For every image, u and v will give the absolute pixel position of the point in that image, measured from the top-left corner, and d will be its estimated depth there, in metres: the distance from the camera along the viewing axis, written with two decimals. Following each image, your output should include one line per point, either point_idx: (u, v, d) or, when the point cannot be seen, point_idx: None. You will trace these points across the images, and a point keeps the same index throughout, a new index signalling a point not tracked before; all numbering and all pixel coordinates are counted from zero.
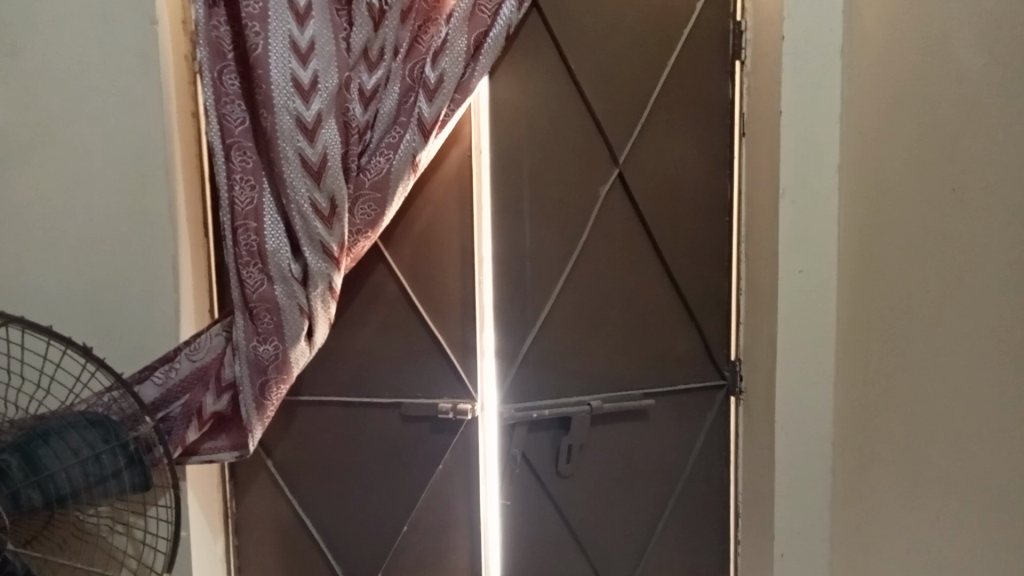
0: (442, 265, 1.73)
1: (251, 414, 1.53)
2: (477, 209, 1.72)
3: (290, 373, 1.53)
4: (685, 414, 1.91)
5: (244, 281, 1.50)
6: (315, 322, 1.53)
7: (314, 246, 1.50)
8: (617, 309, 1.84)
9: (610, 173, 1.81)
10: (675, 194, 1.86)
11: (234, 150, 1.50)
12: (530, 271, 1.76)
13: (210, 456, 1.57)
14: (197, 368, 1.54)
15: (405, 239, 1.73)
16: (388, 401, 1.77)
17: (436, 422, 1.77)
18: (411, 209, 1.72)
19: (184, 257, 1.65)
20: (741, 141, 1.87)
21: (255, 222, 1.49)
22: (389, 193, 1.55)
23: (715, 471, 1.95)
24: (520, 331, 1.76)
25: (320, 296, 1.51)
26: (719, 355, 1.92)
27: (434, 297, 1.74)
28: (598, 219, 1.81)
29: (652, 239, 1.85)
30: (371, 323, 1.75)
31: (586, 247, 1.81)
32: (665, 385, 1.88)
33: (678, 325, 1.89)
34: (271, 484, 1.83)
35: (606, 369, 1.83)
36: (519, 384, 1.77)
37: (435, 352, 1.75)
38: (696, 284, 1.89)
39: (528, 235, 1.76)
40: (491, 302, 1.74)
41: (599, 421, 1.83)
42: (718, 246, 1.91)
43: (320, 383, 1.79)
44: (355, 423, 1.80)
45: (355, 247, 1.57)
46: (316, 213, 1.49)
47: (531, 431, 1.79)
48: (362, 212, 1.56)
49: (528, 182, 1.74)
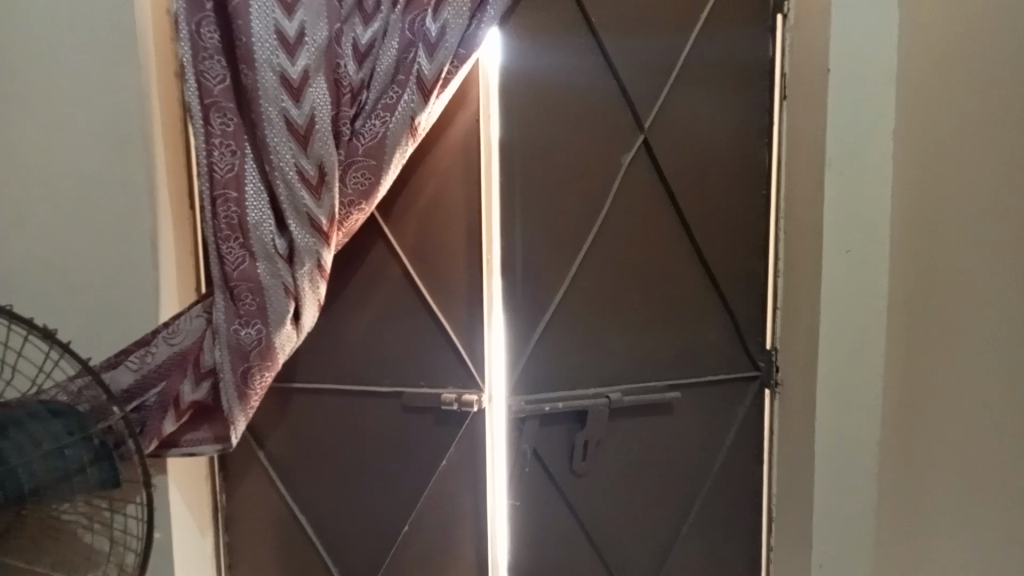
0: (446, 241, 1.57)
1: (232, 405, 1.39)
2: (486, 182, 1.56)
3: (276, 360, 1.39)
4: (715, 408, 1.74)
5: (225, 258, 1.35)
6: (301, 304, 1.38)
7: (300, 220, 1.35)
8: (640, 291, 1.66)
9: (634, 141, 1.63)
10: (706, 165, 1.68)
11: (212, 111, 1.34)
12: (544, 249, 1.60)
13: (190, 448, 1.44)
14: (175, 353, 1.40)
15: (406, 212, 1.57)
16: (388, 390, 1.63)
17: (439, 414, 1.62)
18: (413, 179, 1.55)
19: (165, 231, 1.50)
20: (781, 106, 1.68)
21: (235, 191, 1.34)
22: (384, 161, 1.40)
23: (746, 469, 1.78)
24: (531, 317, 1.60)
25: (307, 275, 1.37)
26: (753, 342, 1.74)
27: (437, 276, 1.58)
28: (620, 193, 1.64)
29: (681, 215, 1.67)
30: (369, 305, 1.60)
31: (607, 222, 1.64)
32: (693, 376, 1.71)
33: (709, 310, 1.72)
34: (264, 477, 1.70)
35: (627, 358, 1.66)
36: (531, 374, 1.61)
37: (440, 337, 1.60)
38: (729, 265, 1.71)
39: (541, 209, 1.59)
40: (500, 283, 1.58)
41: (619, 414, 1.66)
42: (754, 223, 1.72)
43: (315, 370, 1.64)
44: (353, 413, 1.66)
45: (347, 221, 1.42)
46: (303, 182, 1.34)
47: (544, 426, 1.62)
48: (354, 183, 1.40)
49: (542, 151, 1.57)
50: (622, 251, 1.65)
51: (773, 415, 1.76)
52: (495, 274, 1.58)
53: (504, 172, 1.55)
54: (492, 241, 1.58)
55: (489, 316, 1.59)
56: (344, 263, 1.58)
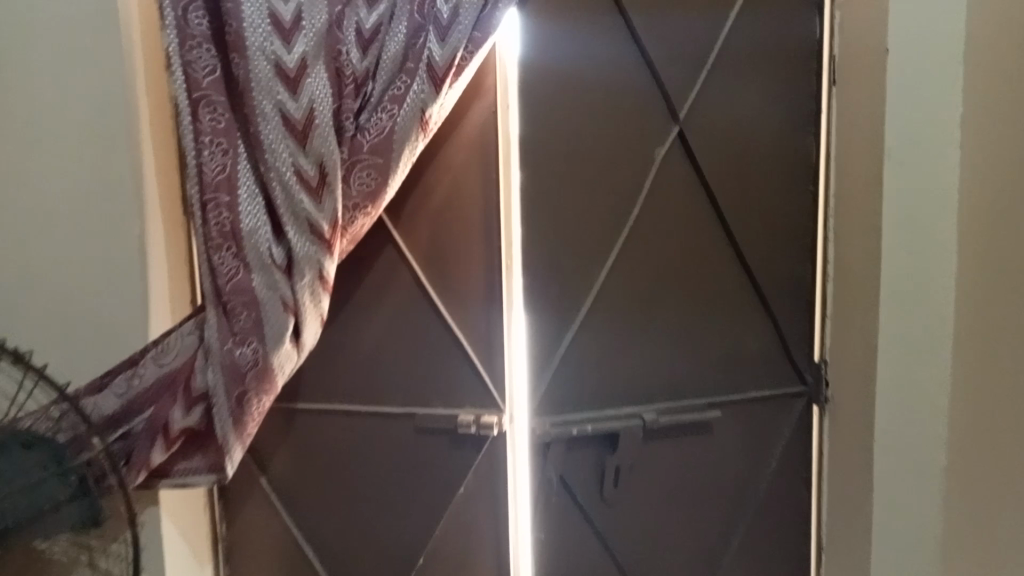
0: (463, 247, 1.43)
1: (227, 432, 1.25)
2: (505, 182, 1.41)
3: (274, 383, 1.25)
4: (759, 427, 1.58)
5: (216, 268, 1.22)
6: (302, 319, 1.24)
7: (299, 225, 1.21)
8: (676, 299, 1.51)
9: (669, 133, 1.48)
10: (748, 160, 1.52)
11: (201, 106, 1.21)
12: (570, 254, 1.45)
13: (182, 479, 1.31)
14: (165, 375, 1.26)
15: (418, 215, 1.43)
16: (399, 410, 1.49)
17: (455, 436, 1.48)
18: (424, 179, 1.42)
19: (155, 238, 1.37)
20: (831, 93, 1.53)
21: (227, 195, 1.21)
22: (391, 160, 1.26)
23: (793, 493, 1.62)
24: (556, 331, 1.45)
25: (308, 287, 1.23)
26: (800, 354, 1.59)
27: (452, 286, 1.44)
28: (653, 191, 1.49)
29: (720, 215, 1.52)
30: (378, 317, 1.46)
31: (639, 223, 1.49)
32: (735, 392, 1.56)
33: (752, 319, 1.56)
34: (267, 504, 1.56)
35: (663, 373, 1.51)
36: (556, 392, 1.46)
37: (456, 353, 1.45)
38: (773, 270, 1.56)
39: (566, 211, 1.44)
40: (521, 293, 1.43)
41: (653, 436, 1.51)
42: (801, 222, 1.57)
43: (321, 388, 1.51)
44: (362, 435, 1.52)
45: (352, 226, 1.27)
46: (301, 183, 1.20)
47: (571, 449, 1.48)
48: (360, 184, 1.25)
49: (567, 146, 1.43)
50: (656, 256, 1.50)
51: (823, 433, 1.60)
52: (515, 284, 1.43)
53: (524, 170, 1.41)
54: (512, 249, 1.43)
55: (510, 331, 1.44)
56: (350, 273, 1.45)
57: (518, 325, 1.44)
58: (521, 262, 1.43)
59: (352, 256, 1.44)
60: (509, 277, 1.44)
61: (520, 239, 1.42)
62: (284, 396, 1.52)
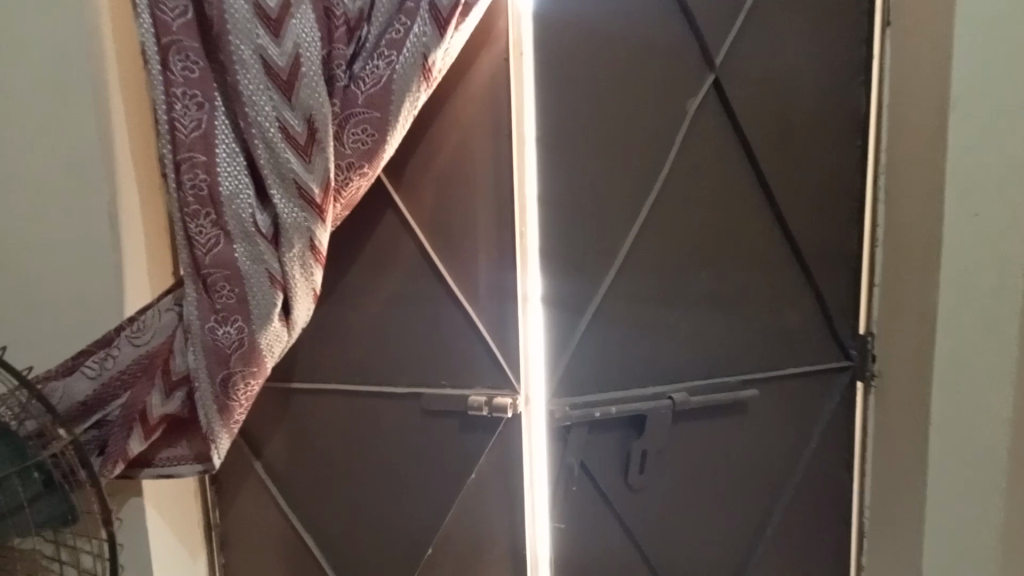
0: (473, 211, 1.28)
1: (211, 419, 1.12)
2: (518, 138, 1.26)
3: (263, 366, 1.11)
4: (798, 405, 1.45)
5: (193, 238, 1.08)
6: (291, 295, 1.10)
7: (285, 189, 1.06)
8: (710, 268, 1.37)
9: (703, 82, 1.32)
10: (791, 111, 1.36)
11: (171, 52, 1.06)
12: (593, 218, 1.31)
13: (166, 469, 1.19)
14: (141, 356, 1.14)
15: (423, 176, 1.28)
16: (404, 390, 1.36)
17: (465, 419, 1.34)
18: (430, 135, 1.27)
19: (131, 206, 1.23)
20: (884, 34, 1.36)
21: (203, 155, 1.06)
22: (389, 113, 1.10)
23: (834, 476, 1.49)
24: (575, 305, 1.31)
25: (297, 258, 1.08)
26: (844, 326, 1.45)
27: (461, 255, 1.30)
28: (684, 147, 1.34)
29: (759, 173, 1.36)
30: (380, 290, 1.33)
31: (669, 183, 1.34)
32: (773, 368, 1.42)
33: (793, 288, 1.41)
34: (262, 491, 1.44)
35: (694, 349, 1.38)
36: (577, 371, 1.33)
37: (467, 329, 1.32)
38: (816, 234, 1.41)
39: (588, 170, 1.29)
40: (537, 261, 1.29)
41: (683, 418, 1.37)
42: (847, 181, 1.41)
43: (320, 367, 1.38)
44: (365, 417, 1.39)
45: (347, 189, 1.13)
46: (287, 140, 1.05)
47: (592, 433, 1.34)
48: (354, 141, 1.10)
49: (588, 98, 1.27)
50: (687, 219, 1.35)
51: (868, 412, 1.47)
52: (530, 251, 1.29)
53: (541, 124, 1.26)
54: (527, 212, 1.28)
55: (525, 304, 1.30)
56: (348, 241, 1.31)
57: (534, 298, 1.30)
58: (536, 228, 1.28)
59: (350, 223, 1.30)
60: (523, 244, 1.28)
61: (535, 203, 1.28)
62: (280, 376, 1.39)
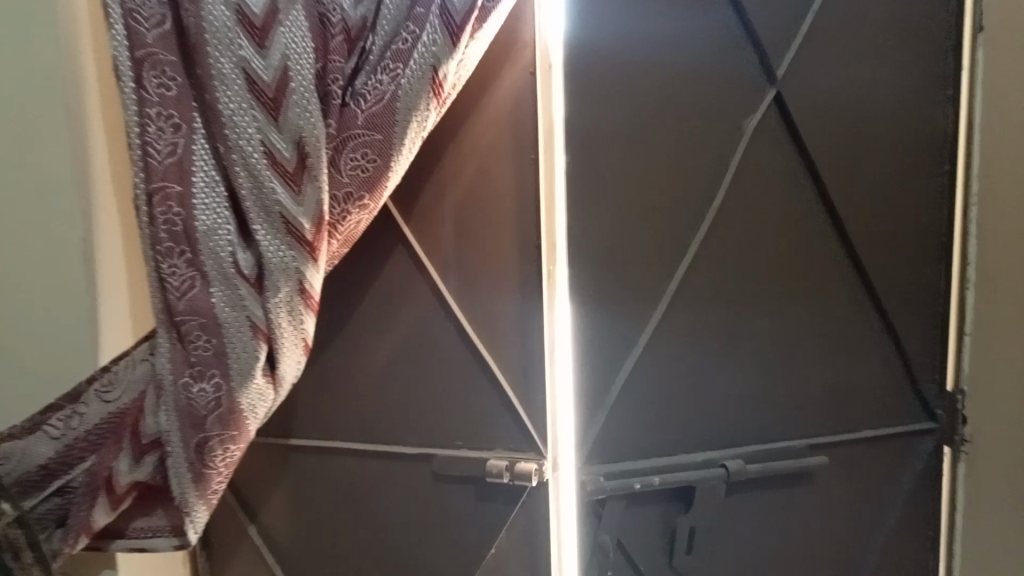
0: (494, 248, 1.12)
1: (184, 490, 0.96)
2: (546, 165, 1.10)
3: (244, 429, 0.95)
4: (872, 473, 1.24)
5: (165, 280, 0.93)
6: (277, 347, 0.94)
7: (270, 224, 0.91)
8: (769, 312, 1.18)
9: (763, 97, 1.14)
10: (865, 130, 1.17)
11: (145, 66, 0.91)
12: (633, 256, 1.13)
13: (139, 542, 1.03)
14: (111, 415, 0.98)
15: (438, 207, 1.12)
16: (414, 451, 1.18)
17: (483, 486, 1.16)
18: (445, 160, 1.11)
19: (108, 240, 1.09)
20: (977, 43, 1.18)
21: (177, 184, 0.92)
22: (393, 136, 0.95)
23: (915, 556, 1.28)
24: (610, 359, 1.14)
25: (284, 304, 0.93)
26: (927, 381, 1.24)
27: (479, 297, 1.13)
28: (739, 173, 1.15)
29: (827, 204, 1.17)
30: (390, 335, 1.17)
31: (721, 215, 1.15)
32: (844, 429, 1.22)
33: (866, 336, 1.22)
34: (257, 559, 1.28)
35: (751, 407, 1.18)
36: (612, 434, 1.15)
37: (487, 382, 1.14)
38: (894, 274, 1.21)
39: (626, 200, 1.12)
40: (567, 306, 1.13)
41: (737, 488, 1.18)
42: (931, 212, 1.21)
43: (321, 421, 1.22)
44: (371, 480, 1.22)
45: (345, 223, 0.97)
46: (273, 167, 0.90)
47: (630, 506, 1.16)
48: (353, 168, 0.95)
49: (627, 116, 1.11)
50: (743, 256, 1.16)
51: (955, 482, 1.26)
52: (557, 296, 1.12)
53: (571, 149, 1.10)
54: (554, 250, 1.11)
55: (553, 358, 1.12)
56: (354, 280, 1.16)
57: (563, 349, 1.13)
58: (564, 269, 1.12)
59: (355, 260, 1.15)
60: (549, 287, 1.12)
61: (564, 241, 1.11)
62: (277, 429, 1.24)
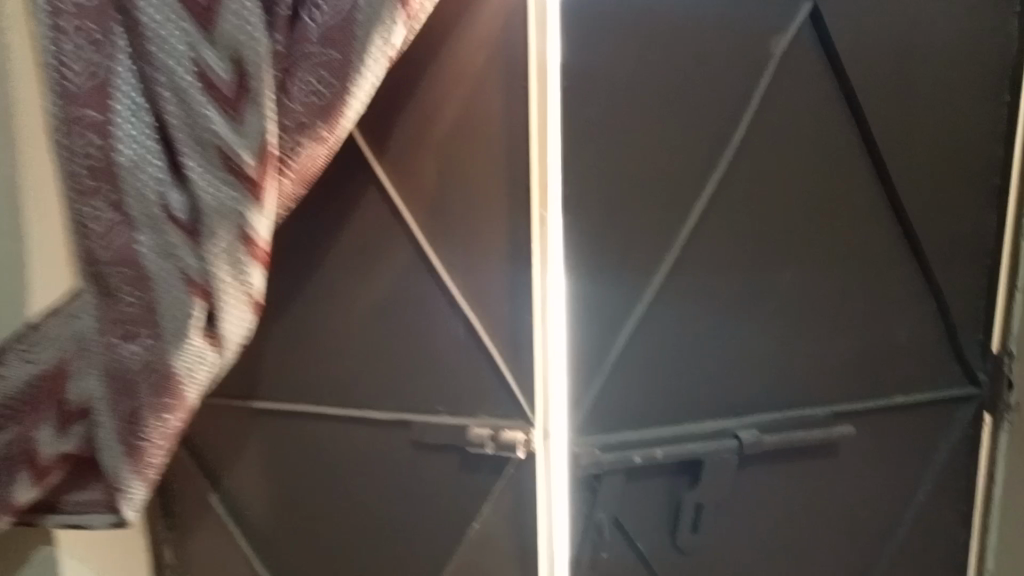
0: (480, 190, 0.97)
1: (116, 463, 0.83)
2: (540, 94, 0.94)
3: (183, 397, 0.81)
4: (903, 442, 1.11)
5: (85, 223, 0.79)
6: (217, 304, 0.80)
7: (204, 156, 0.77)
8: (797, 265, 1.02)
9: (798, 11, 0.97)
10: (917, 51, 1.00)
11: None
12: (640, 199, 0.98)
13: (76, 518, 0.88)
14: (35, 376, 0.87)
15: (415, 142, 0.97)
16: (390, 417, 1.06)
17: (466, 457, 1.04)
18: (422, 86, 0.95)
19: (34, 176, 0.94)
20: None
21: (95, 106, 0.76)
22: (355, 56, 0.80)
23: (947, 533, 1.15)
24: (612, 318, 1.00)
25: (224, 253, 0.79)
26: (969, 342, 1.10)
27: (461, 245, 0.99)
28: (767, 102, 0.99)
29: (867, 139, 1.01)
30: (361, 286, 1.03)
31: (743, 151, 0.99)
32: (873, 395, 1.09)
33: (905, 291, 1.07)
34: (222, 528, 1.17)
35: (770, 371, 1.04)
36: (612, 401, 1.02)
37: (471, 343, 1.01)
38: (940, 220, 1.05)
39: (634, 134, 0.96)
40: (561, 256, 0.98)
41: (751, 461, 1.05)
42: (987, 150, 1.05)
43: (288, 381, 1.10)
44: (342, 448, 1.10)
45: (297, 159, 0.82)
46: (207, 90, 0.75)
47: (629, 481, 1.03)
48: (306, 94, 0.80)
49: (636, 34, 0.94)
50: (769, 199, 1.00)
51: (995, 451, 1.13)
52: (551, 246, 0.97)
53: (569, 74, 0.93)
54: (547, 193, 0.96)
55: (546, 317, 0.98)
56: (319, 225, 1.02)
57: (558, 307, 0.99)
58: (559, 215, 0.97)
59: (320, 202, 1.01)
60: (541, 235, 0.97)
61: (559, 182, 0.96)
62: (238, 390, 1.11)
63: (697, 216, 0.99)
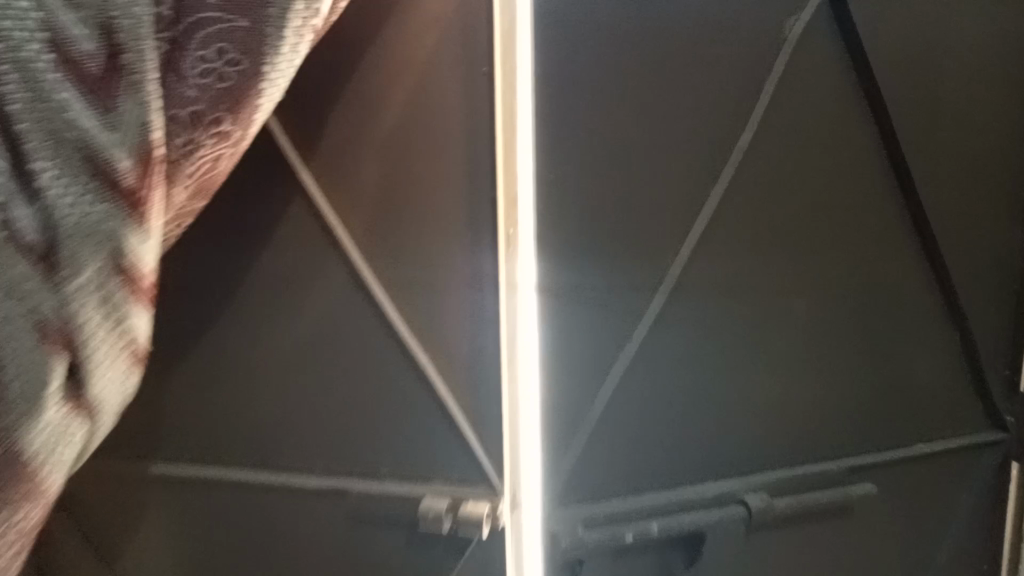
0: (434, 205, 0.78)
1: None
2: (507, 88, 0.76)
3: (42, 481, 0.48)
4: (925, 496, 0.96)
5: None
6: (82, 380, 0.51)
7: (54, 153, 0.48)
8: (810, 290, 0.86)
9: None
10: (949, 40, 0.85)
11: None
12: (631, 220, 0.81)
13: None
14: None
15: (352, 143, 0.78)
16: (322, 486, 0.85)
17: (415, 534, 0.84)
18: (364, 70, 0.76)
19: None
20: None
21: None
22: (262, 20, 0.60)
23: None
24: (594, 363, 0.83)
25: (93, 302, 0.50)
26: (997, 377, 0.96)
27: (411, 273, 0.80)
28: (779, 96, 0.82)
29: (892, 145, 0.85)
30: (285, 321, 0.83)
31: (750, 155, 0.82)
32: (894, 442, 0.93)
33: (928, 320, 0.92)
34: None
35: (779, 415, 0.88)
36: (595, 462, 0.84)
37: (425, 391, 0.82)
38: (966, 238, 0.91)
39: (622, 139, 0.79)
40: (534, 285, 0.80)
41: (759, 529, 0.89)
42: (1019, 164, 0.91)
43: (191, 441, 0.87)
44: (258, 525, 0.87)
45: (190, 161, 0.60)
46: (62, 63, 0.48)
47: (617, 559, 0.86)
48: (202, 74, 0.59)
49: (625, 17, 0.77)
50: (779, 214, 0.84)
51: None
52: (520, 278, 0.79)
53: (548, 59, 0.76)
54: (518, 212, 0.79)
55: (515, 363, 0.81)
56: (232, 245, 0.81)
57: (529, 352, 0.81)
58: (531, 237, 0.79)
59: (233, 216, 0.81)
60: (510, 264, 0.79)
61: (534, 196, 0.79)
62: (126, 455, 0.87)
63: (696, 236, 0.82)
